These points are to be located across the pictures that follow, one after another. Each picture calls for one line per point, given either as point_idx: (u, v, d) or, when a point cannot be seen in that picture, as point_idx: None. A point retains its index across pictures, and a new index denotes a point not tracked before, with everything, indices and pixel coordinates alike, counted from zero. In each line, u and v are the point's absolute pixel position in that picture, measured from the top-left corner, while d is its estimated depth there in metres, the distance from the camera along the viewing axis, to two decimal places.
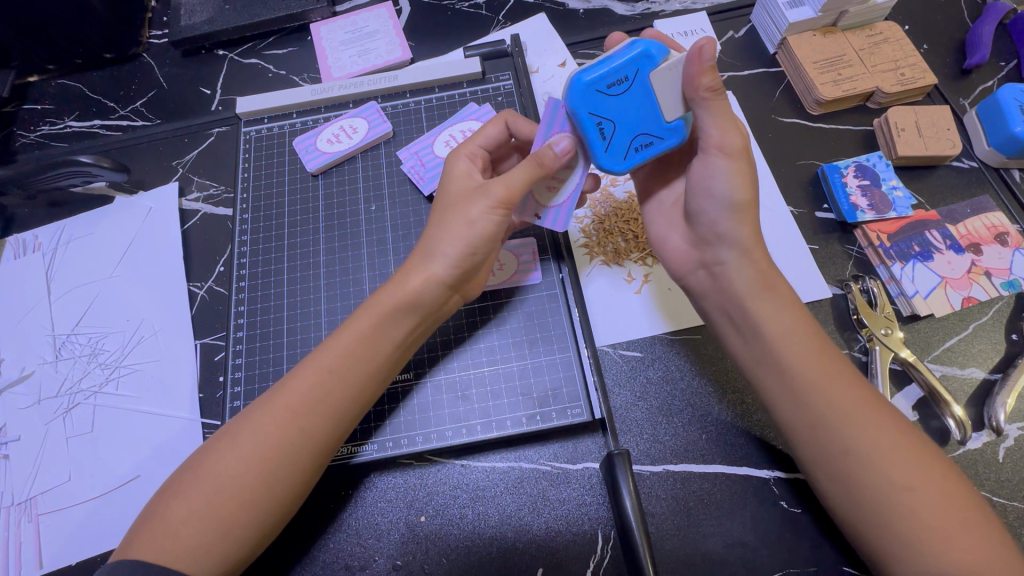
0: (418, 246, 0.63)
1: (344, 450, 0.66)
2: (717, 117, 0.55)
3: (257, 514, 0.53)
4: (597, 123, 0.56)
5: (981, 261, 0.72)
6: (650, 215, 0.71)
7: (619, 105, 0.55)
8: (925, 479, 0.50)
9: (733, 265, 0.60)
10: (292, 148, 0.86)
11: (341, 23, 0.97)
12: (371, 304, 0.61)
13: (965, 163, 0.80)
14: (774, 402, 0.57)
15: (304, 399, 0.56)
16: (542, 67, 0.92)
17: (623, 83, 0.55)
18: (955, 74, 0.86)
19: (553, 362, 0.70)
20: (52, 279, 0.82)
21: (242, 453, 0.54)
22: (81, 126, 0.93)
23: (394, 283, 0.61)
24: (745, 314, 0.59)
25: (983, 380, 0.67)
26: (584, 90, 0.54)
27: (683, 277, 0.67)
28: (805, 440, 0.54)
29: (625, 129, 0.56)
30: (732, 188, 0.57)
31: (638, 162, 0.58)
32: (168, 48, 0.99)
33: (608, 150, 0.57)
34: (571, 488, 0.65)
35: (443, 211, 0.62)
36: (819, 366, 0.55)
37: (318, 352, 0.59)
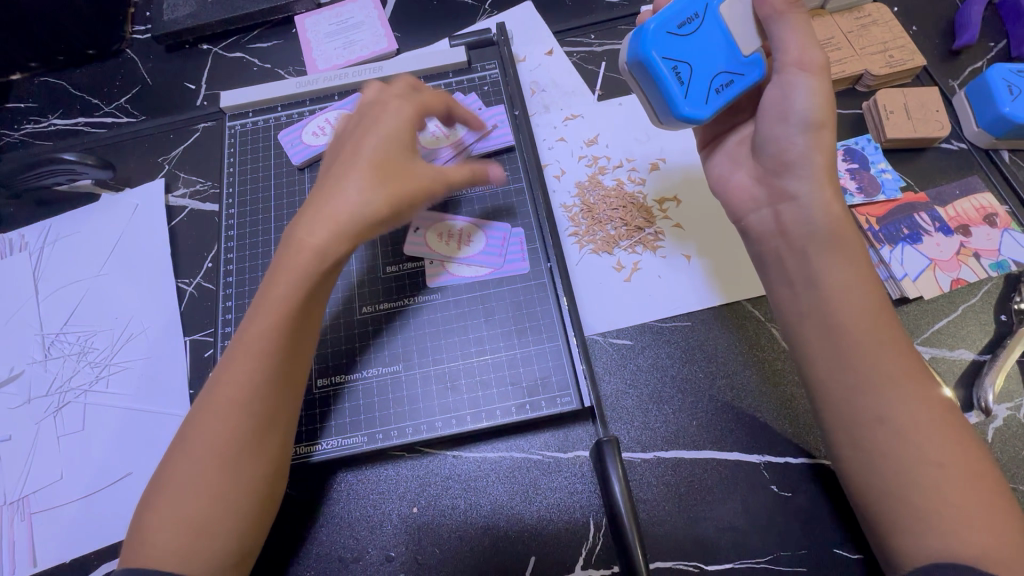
0: (324, 204, 0.59)
1: (302, 449, 0.66)
2: (796, 33, 0.58)
3: (235, 510, 0.53)
4: (673, 66, 0.60)
5: (970, 243, 0.72)
6: (715, 163, 0.72)
7: (691, 47, 0.61)
8: (930, 455, 0.49)
9: (807, 199, 0.60)
10: (278, 142, 0.85)
11: (325, 14, 0.96)
12: (283, 269, 0.58)
13: (955, 145, 0.79)
14: (813, 363, 0.57)
15: (241, 389, 0.55)
16: (530, 56, 0.91)
17: (692, 24, 0.61)
18: (944, 55, 0.85)
19: (541, 352, 0.70)
20: (39, 278, 0.81)
21: (201, 454, 0.53)
22: (65, 124, 0.92)
23: (305, 245, 0.58)
24: (804, 260, 0.59)
25: (973, 361, 0.67)
26: (654, 35, 0.60)
27: (745, 217, 0.66)
28: (835, 402, 0.55)
29: (701, 69, 0.60)
30: (811, 107, 0.59)
31: (722, 99, 0.61)
32: (152, 43, 0.98)
33: (688, 92, 0.60)
34: (562, 476, 0.65)
35: (361, 169, 0.60)
36: (866, 327, 0.54)
37: (242, 337, 0.57)
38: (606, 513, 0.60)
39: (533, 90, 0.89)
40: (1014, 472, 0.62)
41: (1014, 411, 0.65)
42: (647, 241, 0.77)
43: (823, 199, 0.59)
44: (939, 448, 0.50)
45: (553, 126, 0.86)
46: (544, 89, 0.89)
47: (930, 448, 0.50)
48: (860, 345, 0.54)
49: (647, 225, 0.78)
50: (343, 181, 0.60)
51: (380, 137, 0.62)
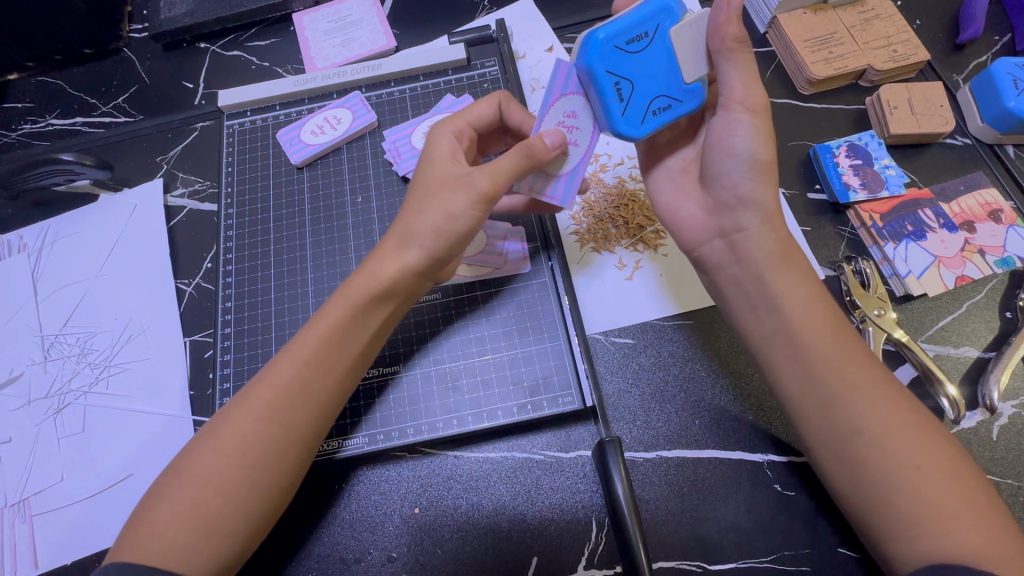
0: (394, 228, 0.61)
1: (331, 444, 0.66)
2: (741, 71, 0.55)
3: (242, 509, 0.53)
4: (615, 82, 0.54)
5: (975, 239, 0.71)
6: (657, 183, 0.70)
7: (636, 66, 0.54)
8: (927, 454, 0.50)
9: (756, 233, 0.59)
10: (277, 141, 0.85)
11: (324, 12, 0.96)
12: (343, 293, 0.60)
13: (959, 140, 0.79)
14: (779, 374, 0.57)
15: (279, 393, 0.56)
16: (530, 53, 0.90)
17: (642, 41, 0.54)
18: (949, 49, 0.84)
19: (544, 351, 0.69)
20: (38, 279, 0.81)
21: (222, 451, 0.54)
22: (63, 124, 0.92)
23: (365, 270, 0.60)
24: (762, 285, 0.59)
25: (977, 358, 0.67)
26: (600, 47, 0.53)
27: (698, 248, 0.65)
28: (812, 416, 0.54)
29: (642, 89, 0.55)
30: (756, 146, 0.57)
31: (656, 124, 0.57)
32: (149, 42, 0.97)
33: (625, 111, 0.55)
34: (564, 476, 0.65)
35: (421, 195, 0.60)
36: (839, 338, 0.55)
37: (293, 346, 0.59)
38: (608, 512, 0.60)
39: (533, 88, 0.88)
40: (1019, 470, 0.62)
41: (1019, 409, 0.64)
42: (649, 239, 0.76)
43: (772, 228, 0.59)
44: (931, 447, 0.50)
45: None
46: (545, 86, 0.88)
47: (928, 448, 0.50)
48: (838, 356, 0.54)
49: (649, 223, 0.77)
50: (407, 210, 0.60)
51: (433, 163, 0.61)
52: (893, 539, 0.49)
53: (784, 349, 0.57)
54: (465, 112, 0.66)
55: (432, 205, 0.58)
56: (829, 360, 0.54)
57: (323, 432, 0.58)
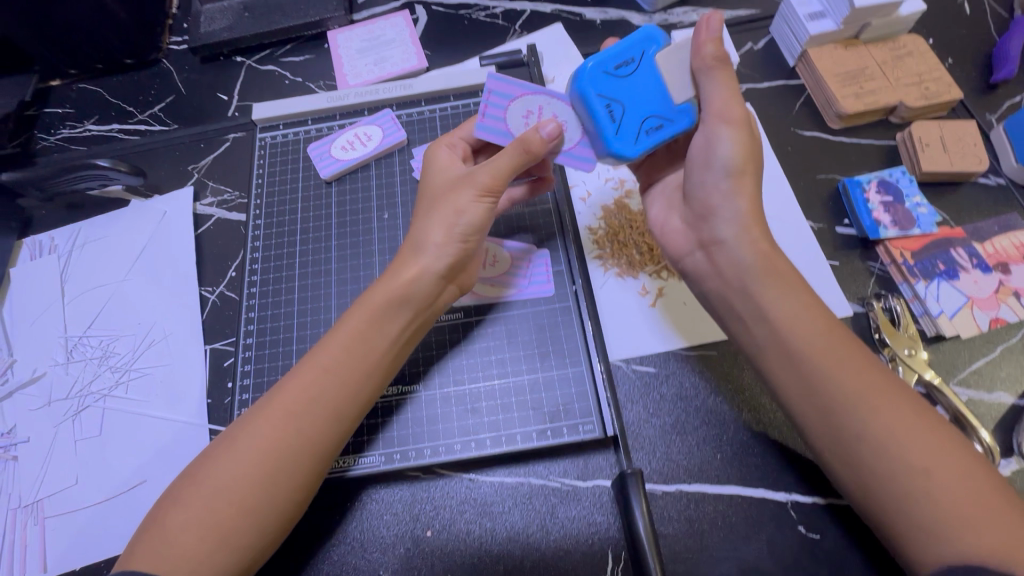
0: (407, 240, 0.63)
1: (348, 461, 0.66)
2: (723, 86, 0.57)
3: (260, 521, 0.52)
4: (605, 104, 0.59)
5: (1009, 281, 0.70)
6: (654, 200, 0.73)
7: (627, 88, 0.59)
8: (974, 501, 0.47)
9: (733, 242, 0.60)
10: (307, 155, 0.86)
11: (358, 31, 0.98)
12: (365, 300, 0.61)
13: (992, 180, 0.78)
14: (784, 393, 0.56)
15: (298, 399, 0.56)
16: (558, 77, 0.91)
17: (628, 66, 0.59)
18: (981, 88, 0.84)
19: (565, 377, 0.69)
20: (66, 281, 0.82)
21: (239, 457, 0.53)
22: (100, 130, 0.94)
23: (388, 278, 0.61)
24: (748, 298, 0.59)
25: (1012, 405, 0.65)
26: (590, 73, 0.59)
27: (682, 259, 0.67)
28: (820, 433, 0.53)
29: (632, 110, 0.59)
30: (732, 156, 0.58)
31: (650, 142, 0.59)
32: (188, 54, 1.00)
33: (617, 131, 0.59)
34: (581, 506, 0.63)
35: (429, 203, 0.63)
36: (867, 369, 0.53)
37: (316, 351, 0.59)
38: (627, 544, 0.59)
39: None
40: None
41: None
42: (673, 267, 0.76)
43: (749, 241, 0.59)
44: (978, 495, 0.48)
45: None
46: None
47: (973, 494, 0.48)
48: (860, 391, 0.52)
49: None
50: (419, 216, 0.63)
51: (440, 173, 0.65)
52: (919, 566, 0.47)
53: (782, 363, 0.56)
54: (458, 129, 0.69)
55: (442, 208, 0.61)
56: (828, 374, 0.53)
57: (339, 443, 0.57)
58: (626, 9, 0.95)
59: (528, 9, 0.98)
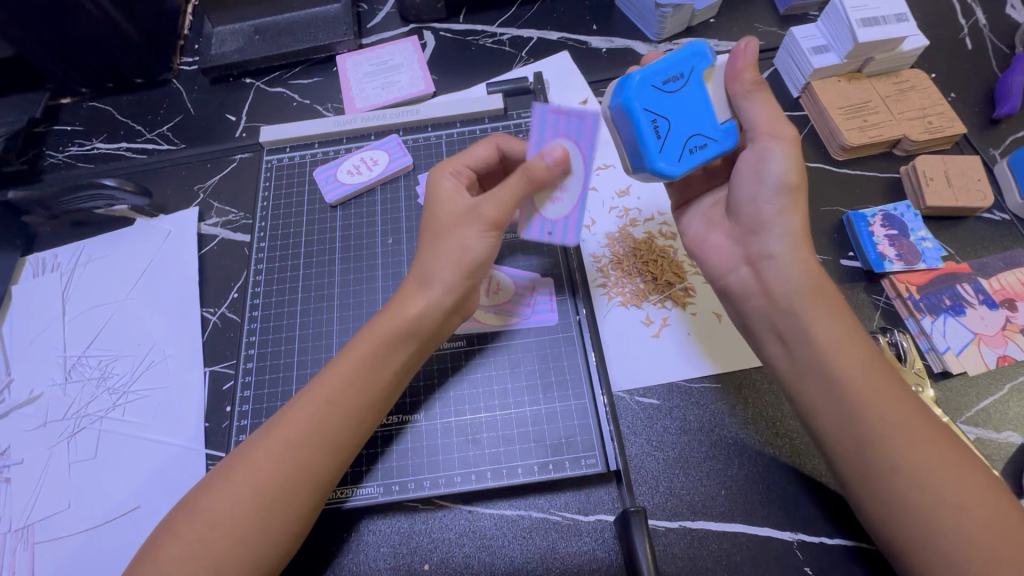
0: (411, 272, 0.62)
1: (346, 491, 0.65)
2: (766, 107, 0.59)
3: (257, 555, 0.51)
4: (652, 119, 0.57)
5: (1016, 318, 0.69)
6: (689, 220, 0.74)
7: (670, 104, 0.58)
8: (988, 545, 0.47)
9: (782, 259, 0.60)
10: (313, 178, 0.87)
11: (366, 55, 0.99)
12: (371, 329, 0.60)
13: (997, 216, 0.78)
14: (816, 416, 0.55)
15: (300, 431, 0.55)
16: (564, 104, 0.92)
17: (675, 82, 0.58)
18: (984, 123, 0.84)
19: (567, 409, 0.68)
20: (68, 299, 0.82)
21: (236, 489, 0.52)
22: (108, 148, 0.95)
23: (394, 308, 0.60)
24: (795, 321, 0.57)
25: (1022, 445, 0.64)
26: (638, 86, 0.57)
27: (724, 276, 0.66)
28: (850, 457, 0.53)
29: (677, 128, 0.58)
30: (785, 172, 0.59)
31: (693, 161, 0.59)
32: (198, 75, 1.01)
33: (662, 147, 0.58)
34: (582, 541, 0.62)
35: (432, 236, 0.62)
36: (885, 405, 0.52)
37: (317, 382, 0.58)
38: None
39: None
40: None
41: None
42: (677, 296, 0.75)
43: (797, 258, 0.59)
44: (994, 540, 0.47)
45: None
46: None
47: (989, 538, 0.47)
48: (873, 430, 0.51)
49: (677, 281, 0.76)
50: (424, 248, 0.62)
51: (444, 201, 0.63)
52: None
53: (817, 384, 0.55)
54: (461, 154, 0.67)
55: (448, 242, 0.60)
56: (867, 399, 0.52)
57: (337, 474, 0.57)
58: (632, 38, 0.97)
59: (534, 36, 0.99)
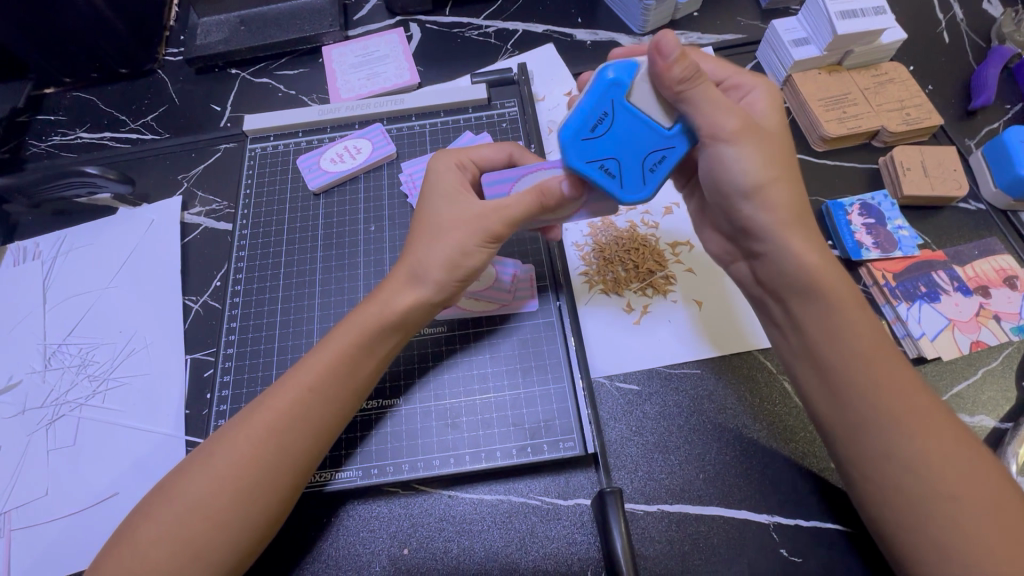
0: (401, 264, 0.61)
1: (322, 476, 0.65)
2: (706, 104, 0.51)
3: (235, 538, 0.51)
4: (600, 167, 0.54)
5: (990, 304, 0.70)
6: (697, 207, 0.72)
7: (612, 144, 0.53)
8: (965, 527, 0.48)
9: (766, 258, 0.58)
10: (296, 167, 0.87)
11: (352, 46, 0.99)
12: (355, 317, 0.60)
13: (972, 205, 0.79)
14: (813, 401, 0.57)
15: (279, 417, 0.55)
16: (548, 96, 0.92)
17: (603, 122, 0.52)
18: (961, 115, 0.86)
19: (546, 393, 0.68)
20: (49, 288, 0.82)
21: (213, 474, 0.52)
22: (91, 138, 0.95)
23: (377, 299, 0.60)
24: (785, 307, 0.59)
25: (994, 428, 0.65)
26: (569, 144, 0.53)
27: (727, 267, 0.68)
28: (842, 440, 0.54)
29: (627, 162, 0.54)
30: (749, 170, 0.55)
31: (658, 180, 0.55)
32: (183, 65, 1.00)
33: (622, 185, 0.55)
34: (561, 525, 0.62)
35: (428, 232, 0.60)
36: (884, 386, 0.52)
37: (298, 369, 0.58)
38: (605, 562, 0.58)
39: (550, 129, 0.90)
40: None
41: None
42: (658, 284, 0.76)
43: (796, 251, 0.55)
44: (975, 522, 0.48)
45: None
46: None
47: (967, 521, 0.48)
48: (867, 411, 0.52)
49: (658, 269, 0.77)
50: (418, 243, 0.61)
51: (445, 199, 0.62)
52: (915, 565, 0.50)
53: (813, 370, 0.56)
54: (472, 148, 0.67)
55: (444, 240, 0.59)
56: (863, 384, 0.53)
57: (318, 460, 0.57)
58: (616, 31, 0.97)
59: (520, 29, 1.00)
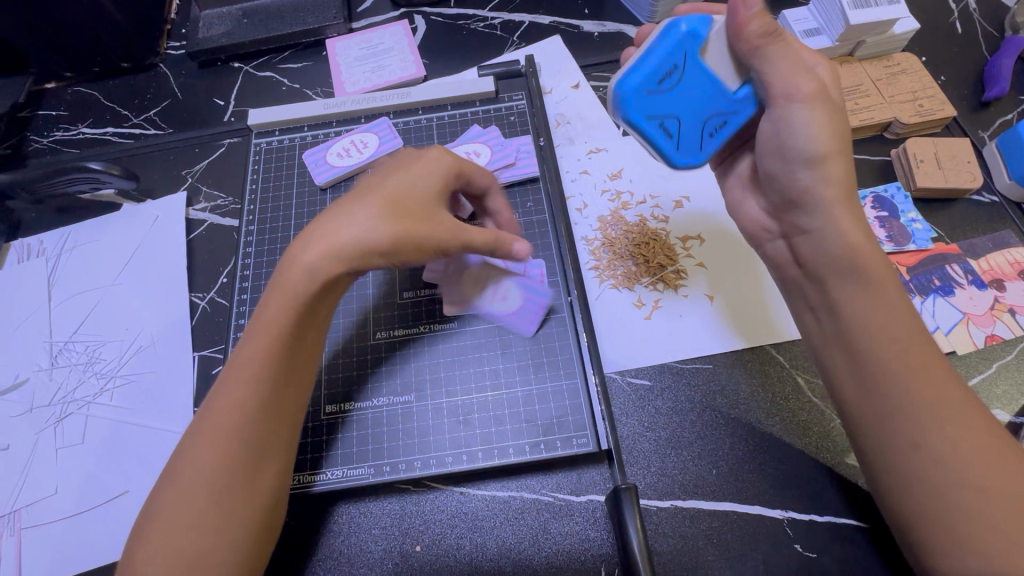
0: (324, 224, 0.57)
1: (304, 478, 0.64)
2: (781, 65, 0.55)
3: (229, 536, 0.51)
4: (660, 123, 0.59)
5: (1004, 298, 0.70)
6: (729, 189, 0.73)
7: (675, 100, 0.58)
8: (988, 522, 0.47)
9: (818, 233, 0.59)
10: (302, 162, 0.86)
11: (356, 39, 0.98)
12: (279, 289, 0.56)
13: (986, 197, 0.78)
14: (843, 388, 0.56)
15: (229, 415, 0.53)
16: (556, 88, 0.91)
17: (673, 76, 0.58)
18: (974, 106, 0.85)
19: (558, 390, 0.68)
20: (54, 285, 0.81)
21: (188, 487, 0.51)
22: (94, 133, 0.94)
23: (298, 267, 0.56)
24: (822, 289, 0.59)
25: (1010, 422, 0.64)
26: (638, 96, 0.57)
27: (763, 245, 0.68)
28: (869, 427, 0.53)
29: (687, 121, 0.60)
30: (814, 139, 0.56)
31: (714, 144, 0.61)
32: (185, 59, 0.99)
33: (677, 146, 0.60)
34: (574, 522, 0.62)
35: (366, 200, 0.57)
36: (908, 376, 0.52)
37: (235, 362, 0.55)
38: (619, 555, 0.58)
39: (558, 122, 0.89)
40: None
41: None
42: (669, 278, 0.75)
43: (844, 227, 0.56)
44: (1005, 517, 0.47)
45: (576, 159, 0.86)
46: (570, 122, 0.89)
47: (990, 515, 0.47)
48: (901, 397, 0.51)
49: (670, 263, 0.76)
50: (342, 211, 0.57)
51: (398, 169, 0.61)
52: (939, 560, 0.49)
53: (845, 354, 0.56)
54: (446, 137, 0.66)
55: (370, 201, 0.57)
56: (895, 371, 0.52)
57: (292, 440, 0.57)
58: (624, 22, 0.96)
59: (526, 20, 0.98)
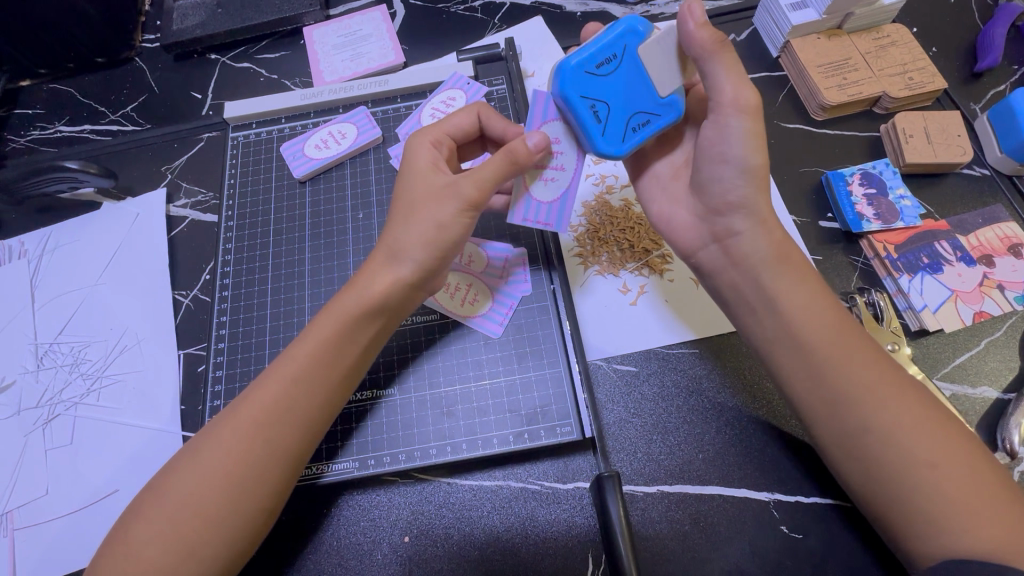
0: (382, 242, 0.60)
1: (312, 470, 0.64)
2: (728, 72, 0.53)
3: (235, 526, 0.51)
4: (590, 106, 0.55)
5: (993, 274, 0.69)
6: (648, 191, 0.69)
7: (608, 87, 0.55)
8: (961, 497, 0.47)
9: (749, 234, 0.57)
10: (280, 154, 0.84)
11: (334, 26, 0.96)
12: (334, 306, 0.58)
13: (976, 171, 0.77)
14: (790, 382, 0.55)
15: (266, 410, 0.54)
16: (538, 71, 0.89)
17: (610, 63, 0.55)
18: (966, 77, 0.83)
19: (542, 378, 0.67)
20: (36, 287, 0.80)
21: (204, 470, 0.52)
22: (71, 130, 0.92)
23: (356, 285, 0.59)
24: (759, 287, 0.57)
25: (996, 400, 0.64)
26: (572, 73, 0.54)
27: (695, 254, 0.63)
28: (820, 418, 0.53)
29: (618, 112, 0.56)
30: (747, 151, 0.55)
31: (636, 141, 0.57)
32: (161, 52, 0.97)
33: (604, 132, 0.56)
34: (561, 508, 0.62)
35: (407, 208, 0.59)
36: (856, 362, 0.52)
37: (281, 361, 0.57)
38: (601, 533, 0.58)
39: None
40: None
41: None
42: (655, 263, 0.74)
43: None
44: (974, 492, 0.47)
45: None
46: None
47: (963, 491, 0.47)
48: (844, 382, 0.52)
49: (655, 247, 0.75)
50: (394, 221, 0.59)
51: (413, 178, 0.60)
52: (915, 540, 0.48)
53: (789, 347, 0.55)
54: (443, 122, 0.66)
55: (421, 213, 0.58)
56: (835, 356, 0.52)
57: (313, 448, 0.56)
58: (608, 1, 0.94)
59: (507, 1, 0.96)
